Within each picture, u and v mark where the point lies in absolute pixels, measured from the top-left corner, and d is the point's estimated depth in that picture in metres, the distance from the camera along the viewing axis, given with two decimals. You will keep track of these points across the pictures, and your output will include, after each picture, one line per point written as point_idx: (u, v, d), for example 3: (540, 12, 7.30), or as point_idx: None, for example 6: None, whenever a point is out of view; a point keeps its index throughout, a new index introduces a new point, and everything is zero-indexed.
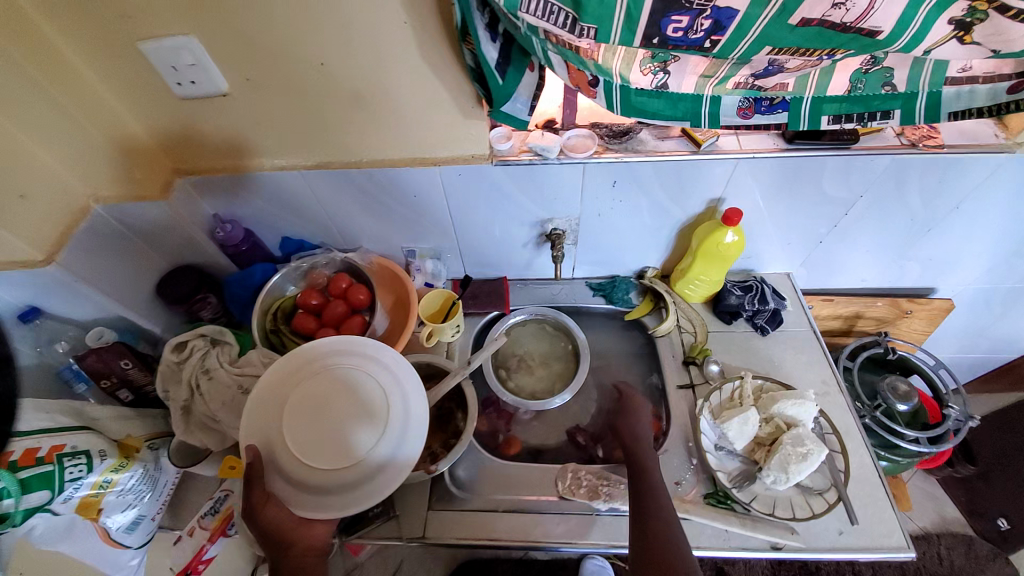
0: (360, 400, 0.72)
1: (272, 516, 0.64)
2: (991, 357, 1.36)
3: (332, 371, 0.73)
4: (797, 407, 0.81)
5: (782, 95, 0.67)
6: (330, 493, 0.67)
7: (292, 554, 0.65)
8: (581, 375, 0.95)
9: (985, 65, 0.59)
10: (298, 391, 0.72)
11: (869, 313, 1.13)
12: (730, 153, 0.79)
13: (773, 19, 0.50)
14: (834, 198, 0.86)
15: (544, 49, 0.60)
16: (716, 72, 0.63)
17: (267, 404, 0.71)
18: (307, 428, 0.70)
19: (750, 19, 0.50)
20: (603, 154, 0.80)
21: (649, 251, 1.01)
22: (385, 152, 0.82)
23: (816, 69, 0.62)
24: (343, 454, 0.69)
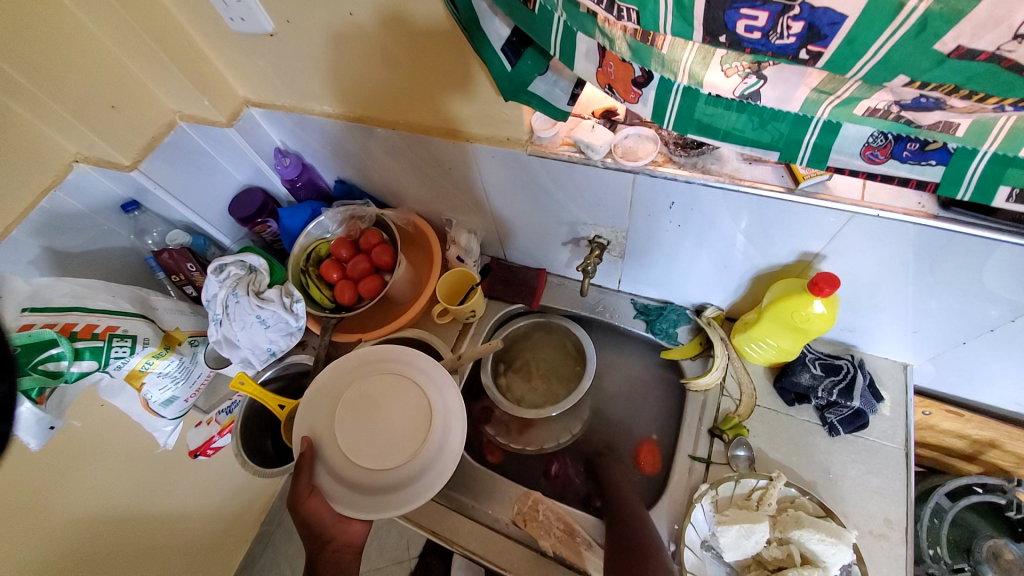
0: (404, 411, 0.77)
1: (314, 511, 0.70)
2: None
3: (382, 376, 0.79)
4: (825, 545, 0.64)
5: (941, 140, 0.43)
6: (373, 495, 0.73)
7: (331, 548, 0.70)
8: (570, 403, 0.88)
9: None
10: (350, 390, 0.79)
11: (1008, 446, 0.82)
12: (843, 202, 0.56)
13: (911, 39, 0.31)
14: (993, 295, 0.59)
15: (579, 31, 0.46)
16: (840, 89, 0.42)
17: (320, 399, 0.78)
18: (354, 428, 0.76)
19: (867, 33, 0.32)
20: (663, 166, 0.63)
21: (712, 288, 0.82)
22: (420, 117, 0.75)
23: (1014, 114, 0.39)
24: (385, 459, 0.74)
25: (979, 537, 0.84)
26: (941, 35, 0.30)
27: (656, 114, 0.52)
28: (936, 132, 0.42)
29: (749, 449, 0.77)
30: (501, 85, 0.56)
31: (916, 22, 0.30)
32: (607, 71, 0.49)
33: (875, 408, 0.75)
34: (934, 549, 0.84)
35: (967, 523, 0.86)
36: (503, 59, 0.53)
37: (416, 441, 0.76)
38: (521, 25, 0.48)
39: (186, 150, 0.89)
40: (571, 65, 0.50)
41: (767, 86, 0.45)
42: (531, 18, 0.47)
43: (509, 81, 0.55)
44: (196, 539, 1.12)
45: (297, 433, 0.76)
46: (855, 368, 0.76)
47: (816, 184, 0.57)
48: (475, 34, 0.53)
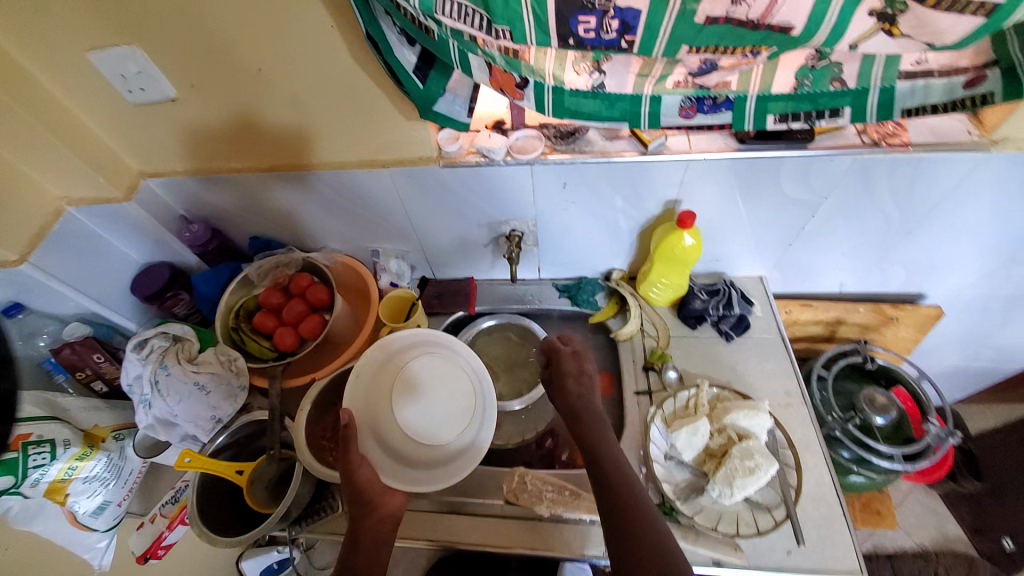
0: (448, 390, 0.83)
1: (364, 476, 0.69)
2: (994, 365, 1.37)
3: (425, 358, 0.85)
4: (750, 418, 0.80)
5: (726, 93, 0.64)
6: (419, 467, 0.77)
7: (376, 517, 0.68)
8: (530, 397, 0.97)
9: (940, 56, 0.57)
10: (394, 372, 0.83)
11: (850, 319, 1.09)
12: (677, 153, 0.77)
13: (680, 18, 0.49)
14: (793, 199, 0.83)
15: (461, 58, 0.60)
16: (652, 71, 0.61)
17: (373, 377, 0.82)
18: (402, 407, 0.81)
19: (655, 19, 0.50)
20: (549, 156, 0.78)
21: (613, 252, 0.99)
22: (334, 153, 0.83)
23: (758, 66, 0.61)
24: (433, 434, 0.80)
25: (858, 392, 1.01)
26: (694, 13, 0.49)
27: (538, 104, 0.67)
28: (720, 89, 0.63)
29: (677, 369, 0.92)
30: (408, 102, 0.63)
31: (679, 9, 0.49)
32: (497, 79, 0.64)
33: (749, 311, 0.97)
34: (831, 413, 1.00)
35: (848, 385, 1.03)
36: (416, 78, 0.63)
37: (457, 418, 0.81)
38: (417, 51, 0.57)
39: (82, 236, 0.84)
40: (469, 74, 0.63)
41: (607, 79, 0.63)
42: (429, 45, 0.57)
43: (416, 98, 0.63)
44: None
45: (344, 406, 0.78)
46: (729, 287, 0.98)
47: (658, 145, 0.77)
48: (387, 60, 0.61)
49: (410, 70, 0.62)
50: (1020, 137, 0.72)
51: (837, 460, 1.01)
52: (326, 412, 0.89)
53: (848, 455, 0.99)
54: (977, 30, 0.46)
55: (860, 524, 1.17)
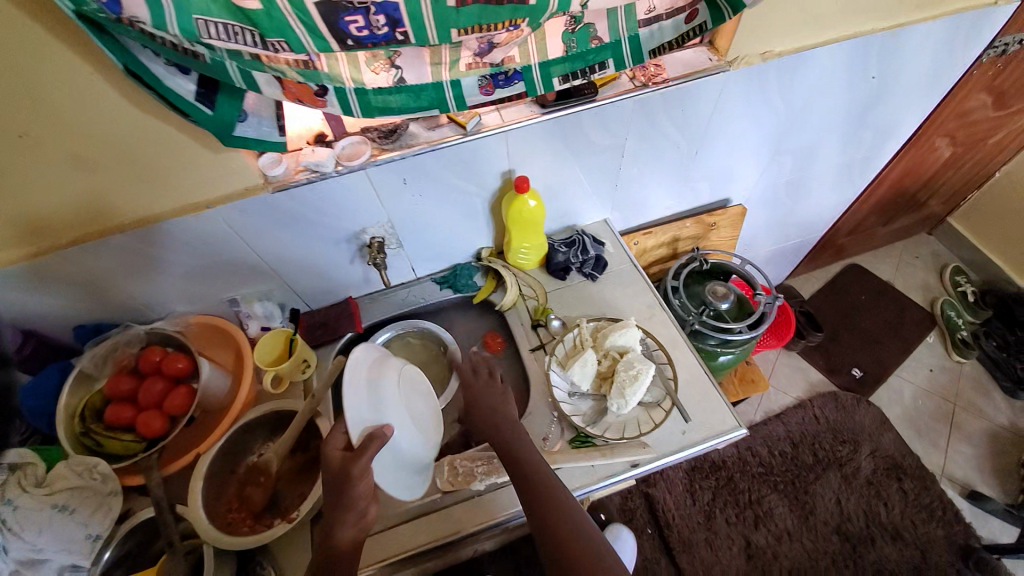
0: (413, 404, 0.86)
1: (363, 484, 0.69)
2: (798, 241, 1.72)
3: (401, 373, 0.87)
4: (623, 336, 0.92)
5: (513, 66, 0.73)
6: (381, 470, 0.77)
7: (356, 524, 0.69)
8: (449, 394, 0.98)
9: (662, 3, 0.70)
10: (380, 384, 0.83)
11: (684, 235, 1.29)
12: (493, 128, 0.84)
13: (435, 4, 0.54)
14: (603, 146, 0.96)
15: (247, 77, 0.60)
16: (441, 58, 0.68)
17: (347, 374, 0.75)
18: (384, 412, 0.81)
19: (414, 9, 0.54)
20: (379, 157, 0.81)
21: (474, 233, 1.05)
22: (147, 207, 0.76)
23: (531, 36, 0.71)
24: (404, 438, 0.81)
25: (704, 289, 1.21)
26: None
27: (343, 107, 0.67)
28: (508, 63, 0.72)
29: (560, 318, 1.02)
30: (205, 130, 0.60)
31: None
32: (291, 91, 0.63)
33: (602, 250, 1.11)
34: (690, 312, 1.18)
35: (695, 286, 1.23)
36: (201, 106, 0.61)
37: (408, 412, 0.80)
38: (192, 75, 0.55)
39: None
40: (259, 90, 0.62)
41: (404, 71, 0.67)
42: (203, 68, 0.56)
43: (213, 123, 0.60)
44: None
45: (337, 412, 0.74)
46: (581, 234, 1.11)
47: (475, 124, 0.84)
48: (161, 92, 0.58)
49: (191, 98, 0.60)
50: (745, 55, 0.90)
51: (704, 349, 1.20)
52: (225, 482, 0.82)
53: (711, 341, 1.18)
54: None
55: (743, 396, 1.40)
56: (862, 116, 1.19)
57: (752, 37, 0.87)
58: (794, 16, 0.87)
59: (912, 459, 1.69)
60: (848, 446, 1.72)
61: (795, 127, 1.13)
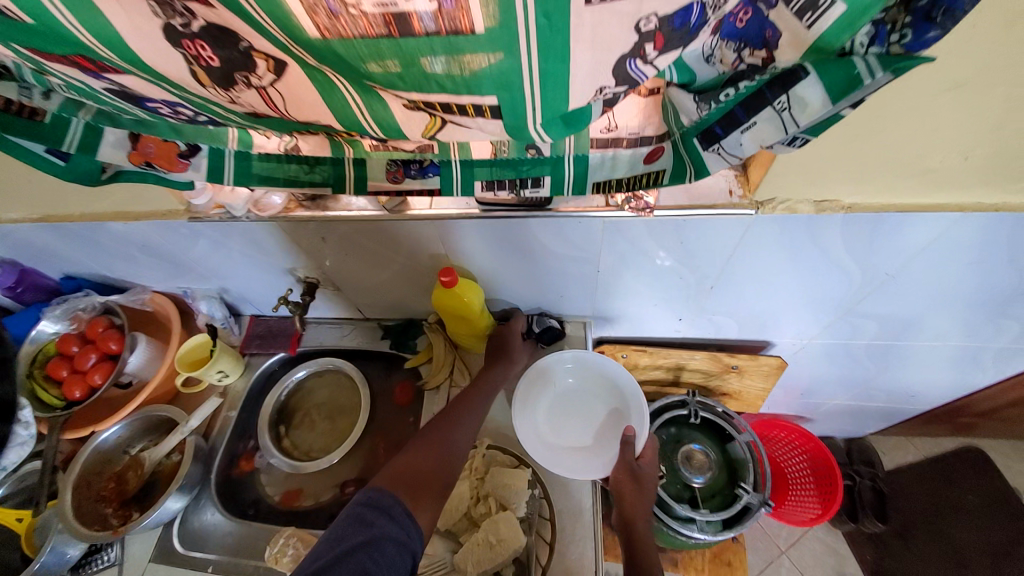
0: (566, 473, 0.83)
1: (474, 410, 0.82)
2: (889, 405, 1.28)
3: (558, 412, 0.90)
4: (510, 485, 0.79)
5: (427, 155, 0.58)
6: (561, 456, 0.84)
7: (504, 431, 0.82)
8: (334, 455, 0.91)
9: (627, 122, 0.50)
10: (541, 407, 0.90)
11: (690, 365, 1.03)
12: (415, 213, 0.71)
13: (231, 111, 0.41)
14: (566, 256, 0.77)
15: (95, 130, 0.53)
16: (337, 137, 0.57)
17: (630, 399, 0.88)
18: (546, 428, 0.88)
19: (210, 109, 0.42)
20: (294, 212, 0.75)
21: (422, 296, 0.95)
22: (94, 206, 0.81)
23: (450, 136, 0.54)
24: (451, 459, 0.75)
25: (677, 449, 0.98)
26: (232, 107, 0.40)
27: (213, 175, 0.60)
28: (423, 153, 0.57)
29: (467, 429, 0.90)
30: (68, 177, 0.58)
31: (212, 103, 0.40)
32: (145, 151, 0.56)
33: (555, 320, 0.96)
34: None
35: (669, 440, 1.01)
36: (52, 158, 0.55)
37: (602, 436, 0.87)
38: (29, 136, 0.52)
39: None
40: (99, 152, 0.55)
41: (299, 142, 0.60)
42: (43, 127, 0.52)
43: (69, 173, 0.57)
44: None
45: (557, 386, 0.92)
46: (535, 313, 0.95)
47: (397, 204, 0.72)
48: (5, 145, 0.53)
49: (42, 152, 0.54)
50: (783, 198, 0.64)
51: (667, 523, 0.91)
52: (113, 459, 0.90)
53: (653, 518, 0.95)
54: (507, 129, 0.38)
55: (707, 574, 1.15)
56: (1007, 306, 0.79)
57: (804, 177, 0.61)
58: (881, 162, 0.58)
59: None
60: None
61: (878, 294, 0.79)
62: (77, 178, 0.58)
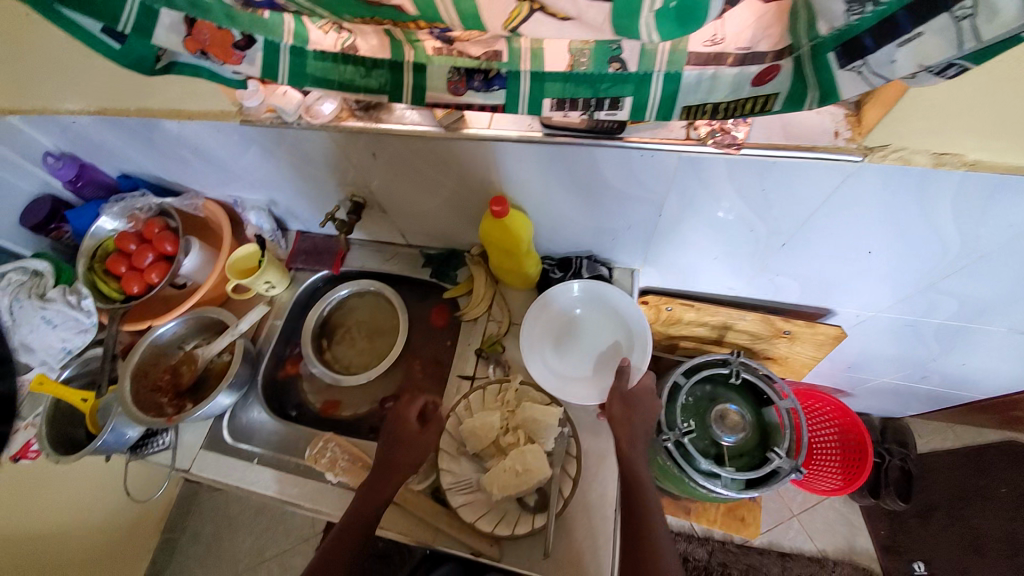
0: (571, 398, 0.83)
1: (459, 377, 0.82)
2: (945, 391, 1.21)
3: (563, 337, 0.89)
4: (541, 421, 0.79)
5: (495, 68, 0.54)
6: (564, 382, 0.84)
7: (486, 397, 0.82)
8: (372, 371, 0.94)
9: (736, 35, 0.44)
10: (546, 333, 0.89)
11: (739, 326, 0.98)
12: (472, 132, 0.66)
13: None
14: (627, 193, 0.71)
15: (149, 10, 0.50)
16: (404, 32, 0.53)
17: (634, 330, 0.86)
18: (550, 355, 0.87)
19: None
20: (346, 122, 0.71)
21: (467, 226, 0.91)
22: (148, 101, 0.79)
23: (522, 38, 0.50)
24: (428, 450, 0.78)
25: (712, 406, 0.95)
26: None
27: (267, 72, 0.57)
28: (490, 61, 0.53)
29: (503, 362, 0.90)
30: (123, 64, 0.56)
31: None
32: (199, 39, 0.53)
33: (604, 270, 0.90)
34: (673, 419, 0.95)
35: (704, 397, 0.98)
36: (107, 40, 0.52)
37: (607, 362, 0.86)
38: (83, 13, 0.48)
39: None
40: (154, 36, 0.52)
41: (357, 39, 0.54)
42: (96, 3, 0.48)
43: (124, 58, 0.55)
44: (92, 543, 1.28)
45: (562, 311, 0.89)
46: (584, 259, 0.90)
47: (455, 121, 0.67)
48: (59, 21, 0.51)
49: (96, 32, 0.52)
50: (901, 146, 0.56)
51: (690, 475, 0.90)
52: (168, 354, 0.95)
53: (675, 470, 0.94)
54: (615, 18, 0.33)
55: (719, 527, 1.17)
56: None
57: (928, 120, 0.53)
58: None
59: None
60: None
61: (978, 268, 0.70)
62: (131, 65, 0.56)
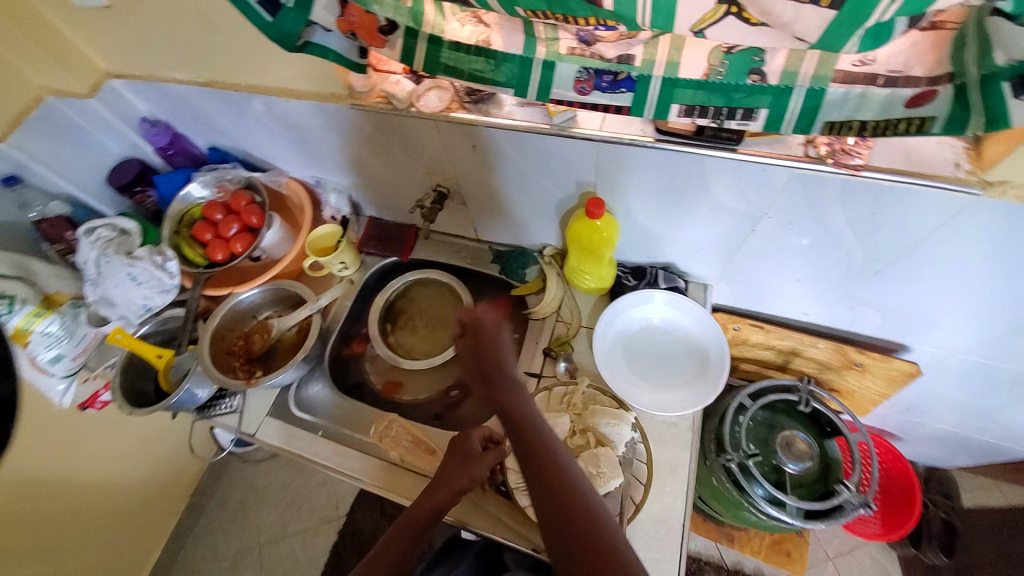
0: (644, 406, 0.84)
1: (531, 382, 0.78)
2: (1008, 444, 1.16)
3: (639, 347, 0.90)
4: (609, 426, 0.79)
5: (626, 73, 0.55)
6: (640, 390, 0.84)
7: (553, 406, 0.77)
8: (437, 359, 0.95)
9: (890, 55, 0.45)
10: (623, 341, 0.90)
11: (806, 352, 0.96)
12: (582, 132, 0.68)
13: None
14: (724, 205, 0.71)
15: None
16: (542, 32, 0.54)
17: (710, 344, 0.86)
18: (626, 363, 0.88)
19: None
20: (454, 113, 0.73)
21: (545, 226, 0.93)
22: (261, 79, 0.83)
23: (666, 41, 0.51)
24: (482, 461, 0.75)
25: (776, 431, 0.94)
26: None
27: (404, 58, 0.59)
28: (623, 64, 0.54)
29: (571, 361, 0.89)
30: (269, 37, 0.59)
31: None
32: (350, 20, 0.56)
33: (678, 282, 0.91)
34: (734, 439, 0.94)
35: (767, 421, 0.97)
36: (261, 10, 0.56)
37: (683, 375, 0.87)
38: None
39: (64, 125, 0.93)
40: (312, 13, 0.56)
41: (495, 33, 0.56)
42: None
43: (272, 33, 0.58)
44: (144, 492, 1.38)
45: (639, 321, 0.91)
46: (658, 270, 0.91)
47: (566, 119, 0.68)
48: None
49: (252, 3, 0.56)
50: None
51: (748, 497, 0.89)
52: (243, 321, 0.98)
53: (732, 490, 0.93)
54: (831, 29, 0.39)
55: (760, 555, 1.15)
56: None
57: None
58: None
59: None
60: None
61: None
62: (276, 40, 0.59)
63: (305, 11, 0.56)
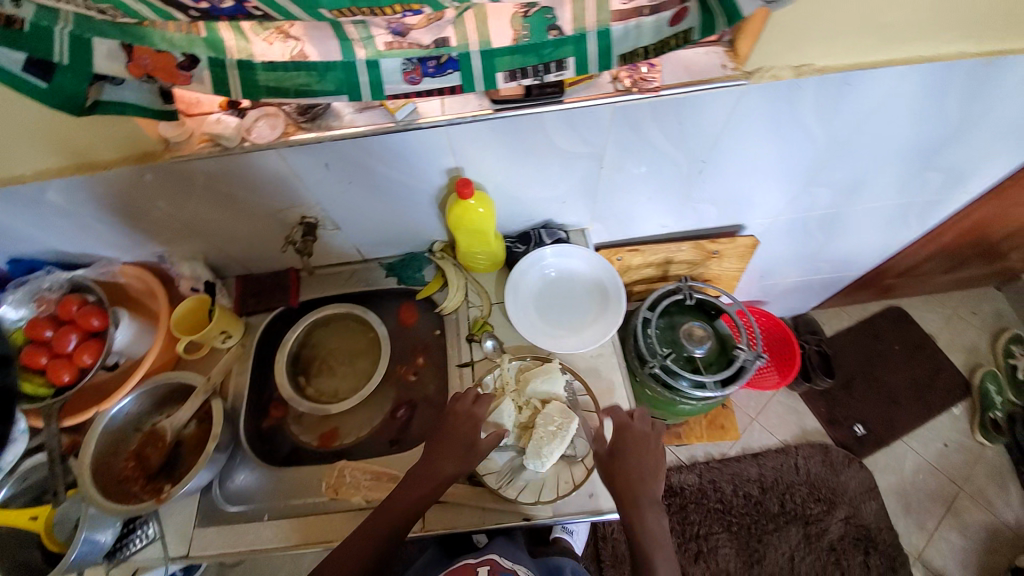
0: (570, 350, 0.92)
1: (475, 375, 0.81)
2: (832, 277, 1.48)
3: (548, 301, 0.97)
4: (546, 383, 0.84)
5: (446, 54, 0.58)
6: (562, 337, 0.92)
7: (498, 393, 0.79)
8: (364, 390, 0.91)
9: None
10: (532, 301, 0.97)
11: (678, 258, 1.12)
12: (428, 121, 0.70)
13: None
14: (571, 152, 0.80)
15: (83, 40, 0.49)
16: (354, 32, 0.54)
17: (604, 277, 0.97)
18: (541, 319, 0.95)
19: None
20: (294, 136, 0.70)
21: (425, 224, 0.94)
22: (47, 160, 0.71)
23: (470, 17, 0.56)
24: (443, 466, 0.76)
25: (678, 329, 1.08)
26: None
27: (219, 89, 0.56)
28: (444, 47, 0.57)
29: (496, 338, 0.93)
30: (49, 103, 0.52)
31: None
32: (142, 64, 0.52)
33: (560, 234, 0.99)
34: (650, 349, 1.06)
35: (670, 324, 1.11)
36: (32, 78, 0.50)
37: (592, 311, 0.96)
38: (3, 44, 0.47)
39: None
40: (94, 67, 0.51)
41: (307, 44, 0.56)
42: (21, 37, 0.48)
43: (53, 98, 0.51)
44: None
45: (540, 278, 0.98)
46: (540, 230, 0.98)
47: (409, 113, 0.71)
48: None
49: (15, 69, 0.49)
50: (769, 66, 0.71)
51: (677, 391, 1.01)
52: (125, 439, 0.84)
53: (664, 391, 1.06)
54: None
55: None
56: (930, 156, 0.94)
57: (783, 43, 0.69)
58: (847, 21, 0.67)
59: (888, 535, 1.52)
60: (821, 505, 1.55)
61: (838, 157, 0.90)
62: (59, 104, 0.52)
63: (82, 68, 0.50)
